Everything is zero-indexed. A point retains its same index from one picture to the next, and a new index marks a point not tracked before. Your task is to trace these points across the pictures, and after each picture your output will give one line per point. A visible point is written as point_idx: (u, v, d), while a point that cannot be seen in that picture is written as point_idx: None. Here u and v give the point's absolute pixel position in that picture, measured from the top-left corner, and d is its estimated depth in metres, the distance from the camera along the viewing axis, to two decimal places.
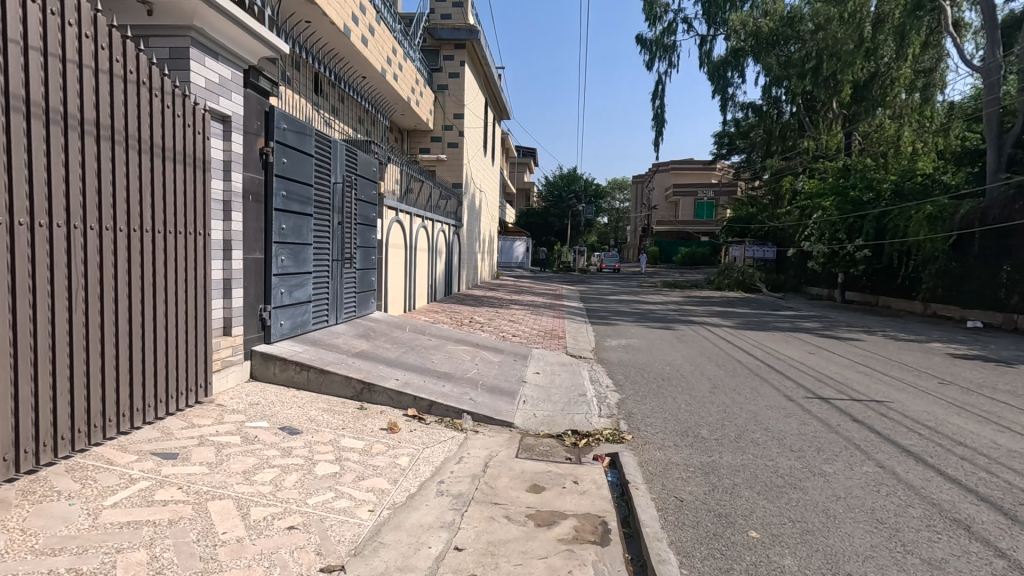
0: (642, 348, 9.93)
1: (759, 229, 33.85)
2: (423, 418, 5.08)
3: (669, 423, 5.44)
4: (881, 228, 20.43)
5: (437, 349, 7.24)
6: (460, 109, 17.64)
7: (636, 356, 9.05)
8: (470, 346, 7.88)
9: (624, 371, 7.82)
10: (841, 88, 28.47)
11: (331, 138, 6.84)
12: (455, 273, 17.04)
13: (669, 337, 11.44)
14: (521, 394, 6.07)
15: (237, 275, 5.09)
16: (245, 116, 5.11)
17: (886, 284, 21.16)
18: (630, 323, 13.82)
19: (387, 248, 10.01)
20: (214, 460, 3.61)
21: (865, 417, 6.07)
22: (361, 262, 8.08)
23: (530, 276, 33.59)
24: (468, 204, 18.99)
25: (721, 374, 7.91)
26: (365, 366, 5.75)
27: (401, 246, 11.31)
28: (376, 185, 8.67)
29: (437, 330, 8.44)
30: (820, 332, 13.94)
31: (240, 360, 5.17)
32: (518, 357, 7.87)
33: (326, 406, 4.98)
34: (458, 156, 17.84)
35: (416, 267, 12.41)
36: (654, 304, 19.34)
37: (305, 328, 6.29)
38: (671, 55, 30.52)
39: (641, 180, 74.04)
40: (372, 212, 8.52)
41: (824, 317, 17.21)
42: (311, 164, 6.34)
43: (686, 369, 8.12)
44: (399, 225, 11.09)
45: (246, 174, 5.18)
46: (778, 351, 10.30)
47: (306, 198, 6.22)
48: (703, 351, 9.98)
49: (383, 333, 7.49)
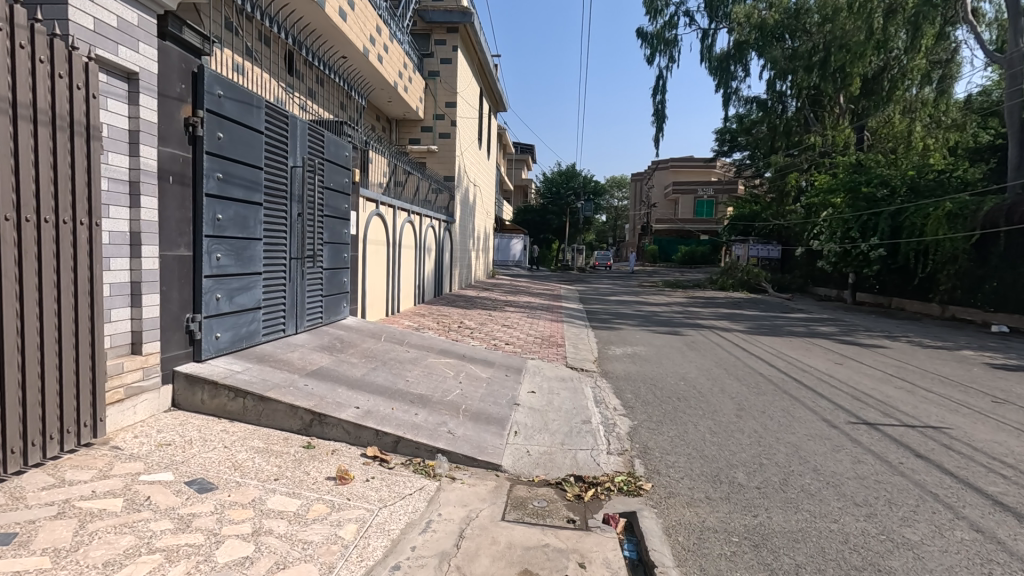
0: (651, 357, 8.86)
1: (764, 227, 32.84)
2: (385, 460, 4.00)
3: (695, 462, 4.38)
4: (897, 225, 19.19)
5: (414, 364, 6.16)
6: (453, 98, 16.53)
7: (644, 368, 7.98)
8: (454, 359, 6.80)
9: (632, 388, 6.75)
10: (849, 82, 27.18)
11: (288, 113, 5.77)
12: (446, 272, 15.99)
13: (678, 344, 10.40)
14: (512, 423, 4.99)
15: (150, 276, 4.01)
16: (160, 76, 4.04)
17: (899, 286, 20.22)
18: (634, 327, 12.77)
19: (364, 245, 8.91)
20: (66, 545, 2.53)
21: (928, 450, 5.01)
22: (329, 260, 6.99)
23: (527, 275, 32.54)
24: (462, 199, 17.91)
25: (746, 392, 6.85)
26: (319, 390, 4.65)
27: (383, 243, 10.21)
28: (350, 172, 7.59)
29: (417, 339, 7.36)
30: (838, 338, 12.91)
31: (156, 386, 4.09)
32: (510, 372, 6.79)
33: (261, 446, 3.90)
34: (451, 147, 16.73)
35: (402, 266, 11.33)
36: (658, 306, 18.30)
37: (250, 341, 5.21)
38: (671, 49, 29.40)
39: (640, 178, 73.03)
40: (344, 203, 7.42)
41: (838, 320, 16.22)
42: (260, 142, 5.27)
43: (703, 386, 7.07)
44: (380, 220, 9.98)
45: (162, 148, 4.10)
46: (801, 362, 9.27)
47: (253, 183, 5.14)
48: (719, 361, 8.92)
49: (352, 344, 6.40)
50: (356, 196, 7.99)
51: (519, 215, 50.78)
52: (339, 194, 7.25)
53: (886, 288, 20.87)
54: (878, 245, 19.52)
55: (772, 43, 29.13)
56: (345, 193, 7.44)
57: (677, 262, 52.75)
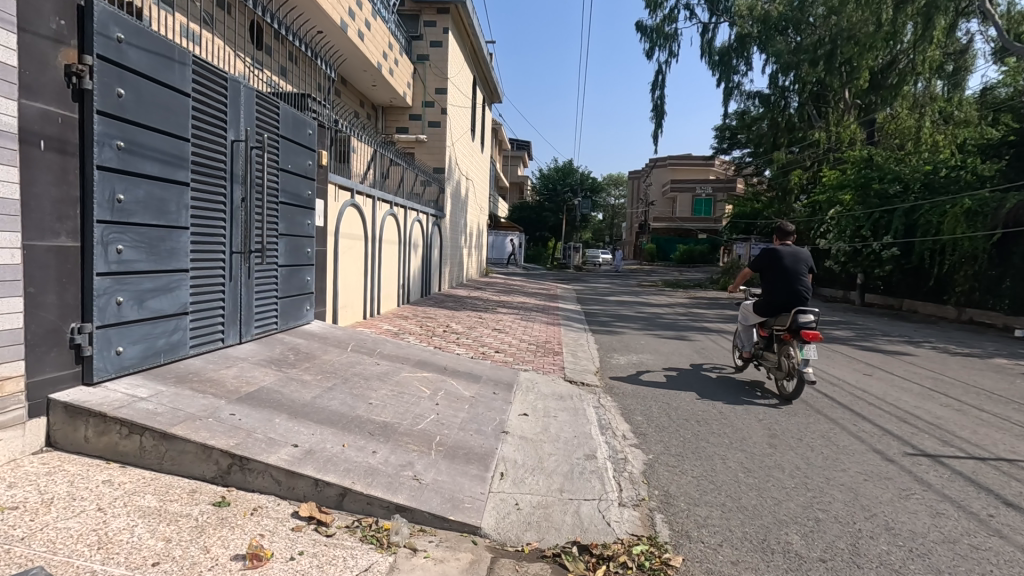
0: (658, 367, 7.87)
1: (766, 225, 31.91)
2: (324, 524, 2.97)
3: (734, 520, 3.36)
4: (911, 223, 18.23)
5: (383, 381, 5.13)
6: (443, 84, 15.49)
7: (654, 382, 6.97)
8: (433, 373, 5.76)
9: (642, 408, 5.74)
10: (858, 76, 26.21)
11: (226, 75, 4.73)
12: (435, 270, 15.00)
13: (688, 351, 9.40)
14: (497, 461, 3.97)
15: (7, 273, 2.97)
16: (21, 3, 3.01)
17: (912, 287, 19.31)
18: (636, 331, 11.78)
19: (336, 238, 7.88)
20: None
21: (1016, 494, 4.01)
22: (287, 255, 5.93)
23: (522, 274, 31.50)
24: (452, 192, 16.86)
25: (775, 414, 5.85)
26: (247, 422, 3.60)
27: (361, 238, 9.15)
28: (314, 153, 6.53)
29: (391, 349, 6.33)
30: (858, 343, 11.94)
31: (20, 420, 3.06)
32: (499, 389, 5.76)
33: (152, 508, 2.85)
34: (441, 137, 15.66)
35: (383, 264, 10.29)
36: (661, 307, 17.33)
37: (171, 355, 4.17)
38: (672, 44, 28.40)
39: (637, 176, 72.07)
40: (306, 189, 6.35)
41: (852, 323, 15.29)
42: (185, 106, 4.23)
43: (725, 405, 6.07)
44: (357, 211, 8.90)
45: (27, 102, 3.06)
46: (827, 373, 8.30)
47: (172, 156, 4.10)
48: (736, 372, 7.92)
49: (310, 356, 5.36)
50: (322, 181, 6.94)
51: (514, 212, 49.71)
52: (299, 178, 6.18)
53: (897, 290, 19.98)
54: (891, 244, 18.57)
55: (775, 36, 28.12)
56: (308, 177, 6.39)
57: (675, 261, 51.81)
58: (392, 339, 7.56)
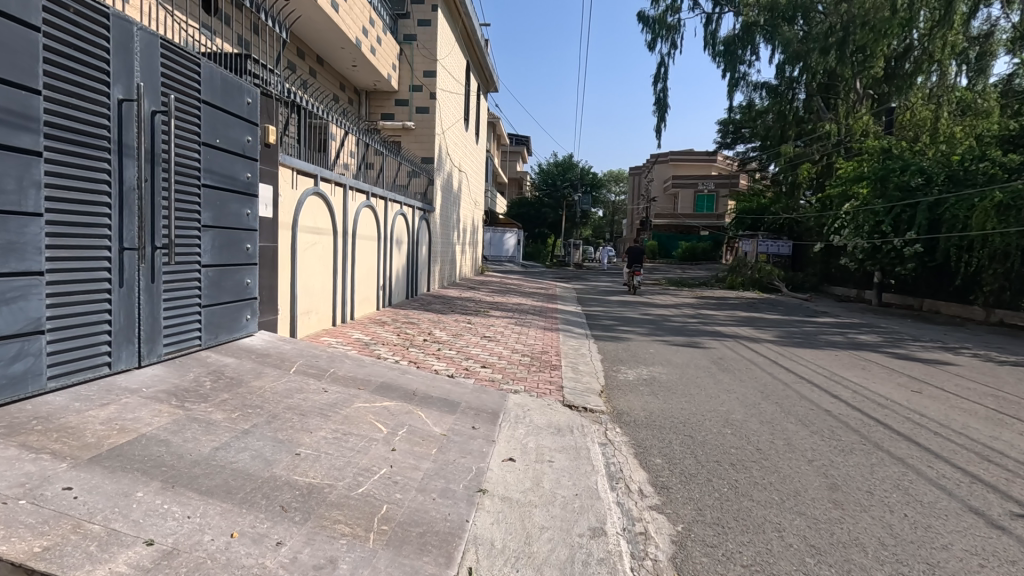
0: (674, 385, 6.67)
1: (773, 221, 30.60)
2: None
3: None
4: (935, 218, 16.99)
5: (327, 417, 3.93)
6: (432, 66, 14.28)
7: (671, 406, 5.76)
8: (395, 401, 4.56)
9: (662, 447, 4.53)
10: (874, 64, 24.86)
11: (108, 10, 3.55)
12: (422, 269, 13.79)
13: (705, 362, 8.20)
14: (465, 547, 2.79)
15: None
16: None
17: (934, 286, 18.14)
18: (643, 337, 10.60)
19: (292, 232, 6.67)
20: None
21: None
22: (213, 253, 4.76)
23: (520, 272, 30.18)
24: (443, 184, 15.63)
25: (828, 452, 4.65)
26: (87, 500, 2.41)
27: (329, 233, 7.92)
28: (253, 127, 5.36)
29: (350, 369, 5.12)
30: (889, 350, 10.74)
31: None
32: (480, 422, 4.57)
33: None
34: (430, 124, 14.40)
35: (358, 262, 9.09)
36: (667, 309, 16.11)
37: (15, 392, 3.01)
38: (675, 35, 27.09)
39: (638, 172, 70.58)
40: (243, 171, 5.18)
41: (875, 326, 14.11)
42: (34, 44, 3.07)
43: (762, 439, 4.87)
44: (323, 202, 7.69)
45: None
46: (869, 390, 7.12)
47: (12, 114, 2.96)
48: (765, 390, 6.73)
49: (234, 382, 4.16)
50: (267, 163, 5.77)
51: (512, 208, 48.33)
52: (231, 156, 5.00)
53: (917, 289, 18.82)
54: (914, 241, 17.35)
55: (782, 25, 26.79)
56: (245, 155, 5.22)
57: (677, 258, 50.49)
58: (356, 354, 6.33)
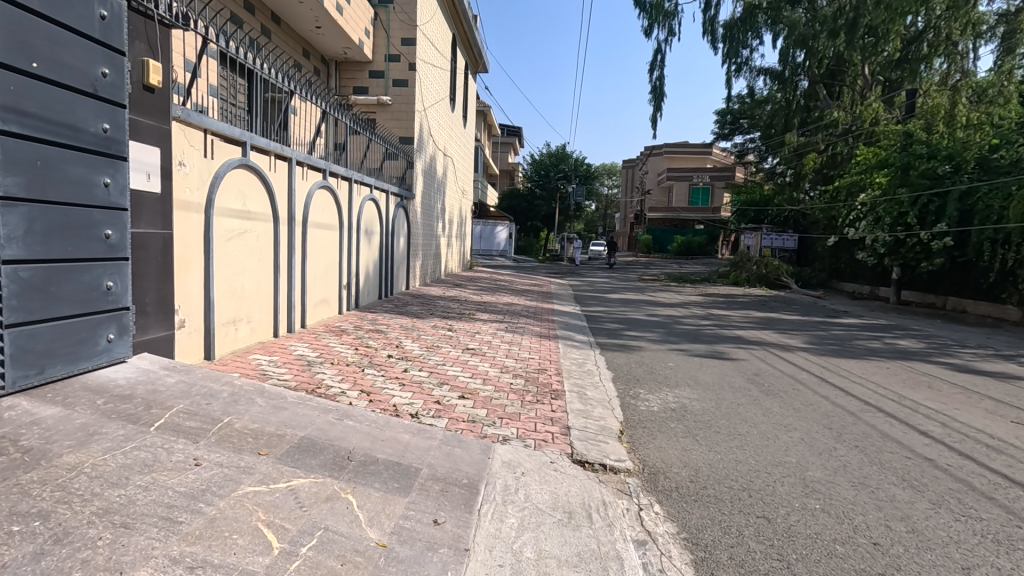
0: (713, 420, 5.07)
1: (777, 214, 28.94)
2: None
3: None
4: (966, 209, 15.42)
5: (173, 528, 2.26)
6: (411, 33, 12.52)
7: (723, 459, 4.13)
8: (313, 478, 2.89)
9: (734, 549, 2.87)
10: (887, 44, 23.11)
11: None
12: (399, 265, 12.11)
13: (740, 382, 6.60)
14: None
15: None
16: None
17: (961, 283, 16.69)
18: (656, 345, 8.96)
19: (201, 216, 4.92)
20: None
21: None
22: (26, 242, 3.02)
23: (511, 268, 28.42)
24: (424, 169, 13.84)
25: (984, 549, 3.02)
26: None
27: (266, 218, 6.15)
28: (115, 55, 3.58)
29: (257, 418, 3.42)
30: (943, 361, 9.16)
31: None
32: (448, 509, 2.91)
33: None
34: (409, 99, 12.62)
35: (310, 256, 7.33)
36: (674, 309, 14.49)
37: None
38: (672, 22, 23.61)
39: (632, 164, 68.81)
40: (93, 120, 3.44)
41: (908, 328, 12.61)
42: None
43: (873, 524, 3.25)
44: (256, 177, 5.90)
45: None
46: (957, 419, 5.55)
47: None
48: (832, 424, 5.13)
49: (27, 459, 2.46)
50: (149, 115, 4.00)
51: (503, 201, 46.50)
52: (67, 95, 3.25)
53: (941, 285, 17.39)
54: (943, 233, 15.78)
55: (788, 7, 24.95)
56: (97, 96, 3.46)
57: (673, 252, 48.91)
58: (285, 386, 4.57)
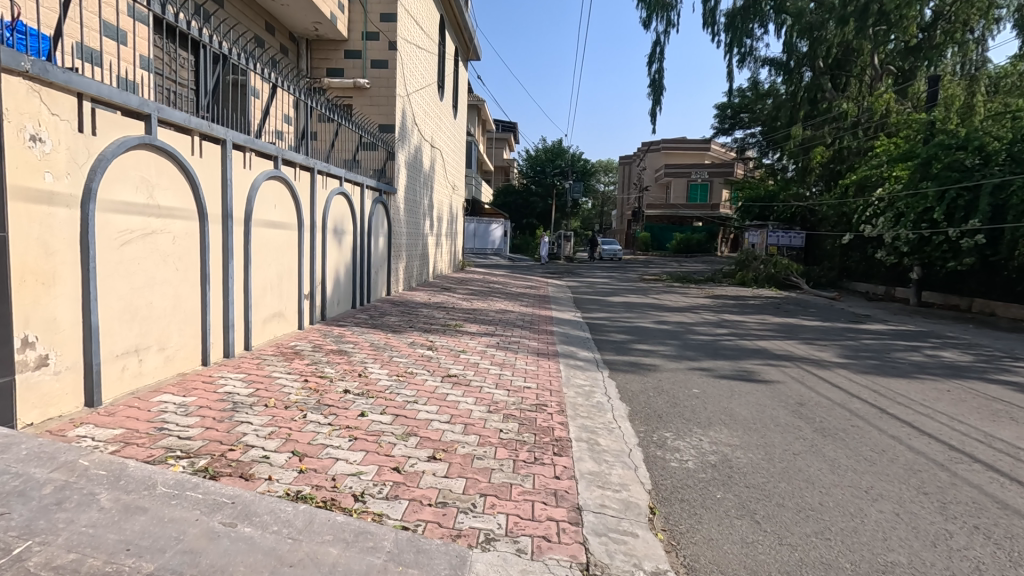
0: (769, 484, 3.77)
1: (782, 210, 27.63)
2: None
3: None
4: (1000, 204, 14.15)
5: None
6: (391, 8, 11.18)
7: (807, 565, 2.82)
8: None
9: None
10: (899, 33, 21.88)
11: None
12: (378, 269, 10.78)
13: (787, 418, 5.31)
14: None
15: None
16: None
17: (991, 284, 15.49)
18: (673, 363, 7.62)
19: (73, 212, 3.61)
20: None
21: None
22: None
23: (507, 268, 27.08)
24: (408, 162, 12.49)
25: None
26: None
27: (188, 214, 4.82)
28: None
29: (80, 539, 2.12)
30: (1004, 378, 7.90)
31: None
32: None
33: None
34: (389, 82, 11.27)
35: (255, 259, 5.96)
36: (684, 315, 13.22)
37: None
38: (671, 13, 22.23)
39: (628, 161, 67.58)
40: None
41: (943, 336, 11.39)
42: None
43: None
44: (168, 162, 4.54)
45: None
46: None
47: None
48: (927, 488, 3.85)
49: None
50: None
51: (497, 197, 45.07)
52: None
53: (967, 286, 16.20)
54: (973, 231, 14.54)
55: None
56: None
57: (671, 249, 47.65)
58: (180, 459, 3.21)
